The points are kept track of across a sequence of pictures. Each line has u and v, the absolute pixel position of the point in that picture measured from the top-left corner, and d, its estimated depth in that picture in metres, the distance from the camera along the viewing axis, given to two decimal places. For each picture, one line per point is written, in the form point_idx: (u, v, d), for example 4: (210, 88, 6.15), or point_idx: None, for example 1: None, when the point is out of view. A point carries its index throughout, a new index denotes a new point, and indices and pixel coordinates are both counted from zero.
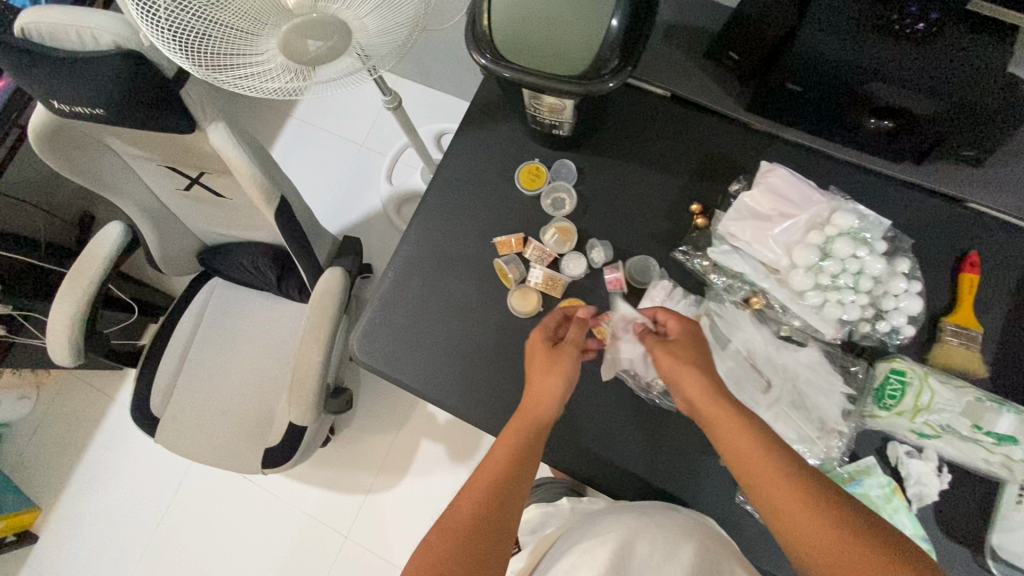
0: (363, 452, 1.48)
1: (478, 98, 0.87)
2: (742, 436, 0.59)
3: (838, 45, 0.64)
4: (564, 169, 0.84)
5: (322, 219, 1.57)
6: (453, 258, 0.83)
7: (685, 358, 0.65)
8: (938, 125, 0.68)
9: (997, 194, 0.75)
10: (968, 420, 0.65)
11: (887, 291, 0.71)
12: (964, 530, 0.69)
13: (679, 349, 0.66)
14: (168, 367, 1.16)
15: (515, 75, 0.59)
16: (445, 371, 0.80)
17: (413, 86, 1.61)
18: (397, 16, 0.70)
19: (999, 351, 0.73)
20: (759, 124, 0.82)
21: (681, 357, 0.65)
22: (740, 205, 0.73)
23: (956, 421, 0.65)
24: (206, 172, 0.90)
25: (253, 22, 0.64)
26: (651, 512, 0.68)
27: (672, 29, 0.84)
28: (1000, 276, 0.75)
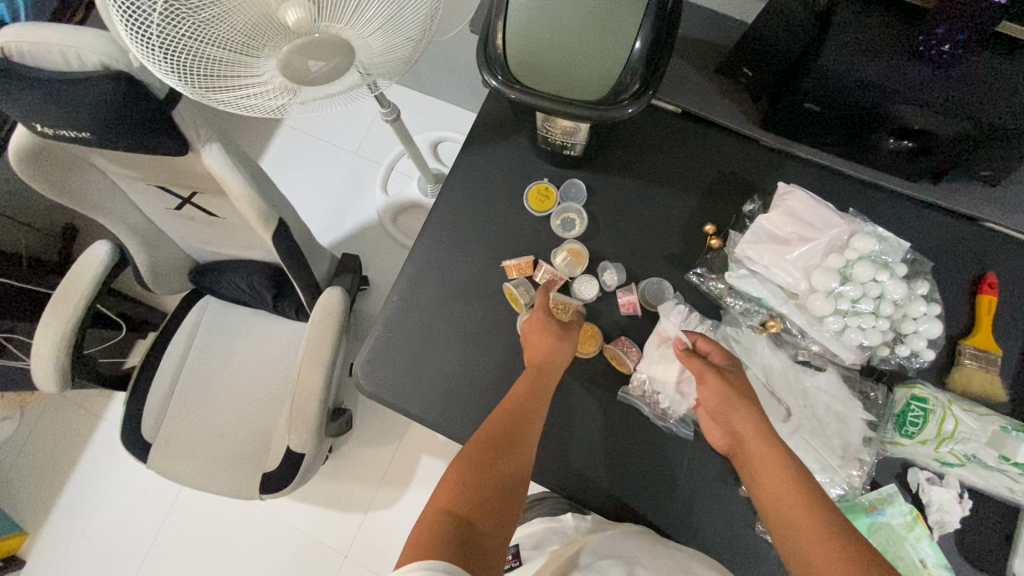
0: (362, 469, 1.45)
1: (483, 116, 0.84)
2: (776, 464, 0.59)
3: (862, 66, 0.63)
4: (574, 190, 0.81)
5: (317, 231, 1.54)
6: (460, 281, 0.80)
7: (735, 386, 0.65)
8: (962, 147, 0.67)
9: (1014, 214, 0.74)
10: (995, 451, 0.63)
11: (907, 315, 0.69)
12: (988, 559, 0.68)
13: (732, 381, 0.66)
14: (158, 390, 1.11)
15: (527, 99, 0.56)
16: (453, 399, 0.78)
17: (409, 94, 1.57)
18: (402, 34, 0.67)
19: (1019, 373, 0.72)
20: (772, 142, 0.80)
21: (731, 387, 0.65)
22: (757, 228, 0.71)
23: (982, 451, 0.64)
24: (200, 192, 0.86)
25: (247, 43, 0.60)
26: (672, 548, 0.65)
27: (683, 44, 0.82)
28: (1017, 297, 0.74)
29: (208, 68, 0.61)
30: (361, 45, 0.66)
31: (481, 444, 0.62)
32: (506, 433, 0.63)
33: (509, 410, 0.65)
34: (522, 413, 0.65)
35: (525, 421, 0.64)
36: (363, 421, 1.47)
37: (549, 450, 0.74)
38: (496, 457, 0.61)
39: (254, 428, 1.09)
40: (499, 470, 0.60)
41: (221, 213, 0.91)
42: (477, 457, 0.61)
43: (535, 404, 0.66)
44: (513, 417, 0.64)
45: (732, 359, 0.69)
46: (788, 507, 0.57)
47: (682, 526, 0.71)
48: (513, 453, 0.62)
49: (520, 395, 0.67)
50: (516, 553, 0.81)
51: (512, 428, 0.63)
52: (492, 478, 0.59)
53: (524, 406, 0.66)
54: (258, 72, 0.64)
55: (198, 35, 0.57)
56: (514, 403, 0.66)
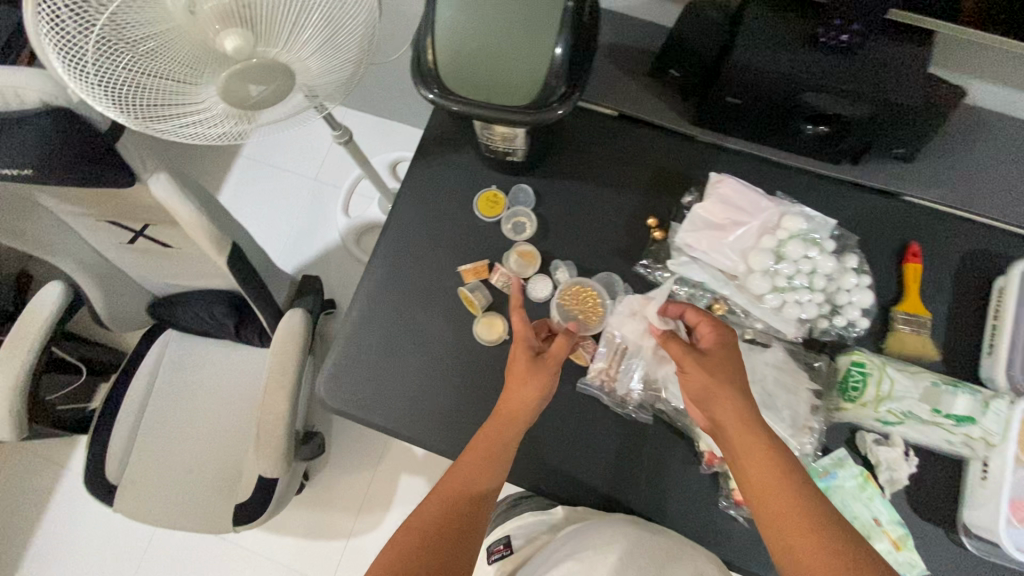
0: (342, 494, 1.43)
1: (429, 130, 0.87)
2: (761, 458, 0.60)
3: (773, 59, 0.67)
4: (522, 195, 0.84)
5: (280, 259, 1.53)
6: (418, 291, 0.82)
7: (720, 369, 0.64)
8: (869, 129, 0.73)
9: (927, 187, 0.80)
10: (927, 405, 0.67)
11: (840, 287, 0.74)
12: (936, 510, 0.72)
13: (718, 362, 0.64)
14: (122, 429, 1.08)
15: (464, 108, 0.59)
16: (420, 407, 0.79)
17: (363, 118, 1.60)
18: (339, 55, 0.70)
19: (948, 333, 0.77)
20: (704, 136, 0.85)
21: (715, 370, 0.64)
22: (694, 217, 0.75)
23: (917, 407, 0.67)
24: (152, 224, 0.87)
25: (189, 69, 0.62)
26: (641, 528, 0.68)
27: (614, 50, 0.86)
28: (940, 262, 0.79)
29: (154, 97, 0.63)
30: (302, 67, 0.68)
31: (447, 487, 0.66)
32: (469, 476, 0.66)
33: (476, 447, 0.67)
34: (477, 464, 0.66)
35: (492, 459, 0.66)
36: (339, 446, 1.46)
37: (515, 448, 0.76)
38: (460, 500, 0.65)
39: (224, 459, 1.08)
40: (461, 511, 0.65)
41: (175, 244, 0.91)
42: (441, 500, 0.65)
43: (503, 437, 0.67)
44: (479, 455, 0.66)
45: (722, 335, 0.66)
46: (768, 496, 0.59)
47: (649, 507, 0.73)
48: (476, 492, 0.65)
49: (487, 436, 0.67)
50: (507, 543, 0.81)
51: (476, 471, 0.66)
52: (454, 520, 0.65)
53: (480, 450, 0.67)
54: (206, 100, 0.67)
55: (140, 65, 0.59)
56: (482, 441, 0.67)
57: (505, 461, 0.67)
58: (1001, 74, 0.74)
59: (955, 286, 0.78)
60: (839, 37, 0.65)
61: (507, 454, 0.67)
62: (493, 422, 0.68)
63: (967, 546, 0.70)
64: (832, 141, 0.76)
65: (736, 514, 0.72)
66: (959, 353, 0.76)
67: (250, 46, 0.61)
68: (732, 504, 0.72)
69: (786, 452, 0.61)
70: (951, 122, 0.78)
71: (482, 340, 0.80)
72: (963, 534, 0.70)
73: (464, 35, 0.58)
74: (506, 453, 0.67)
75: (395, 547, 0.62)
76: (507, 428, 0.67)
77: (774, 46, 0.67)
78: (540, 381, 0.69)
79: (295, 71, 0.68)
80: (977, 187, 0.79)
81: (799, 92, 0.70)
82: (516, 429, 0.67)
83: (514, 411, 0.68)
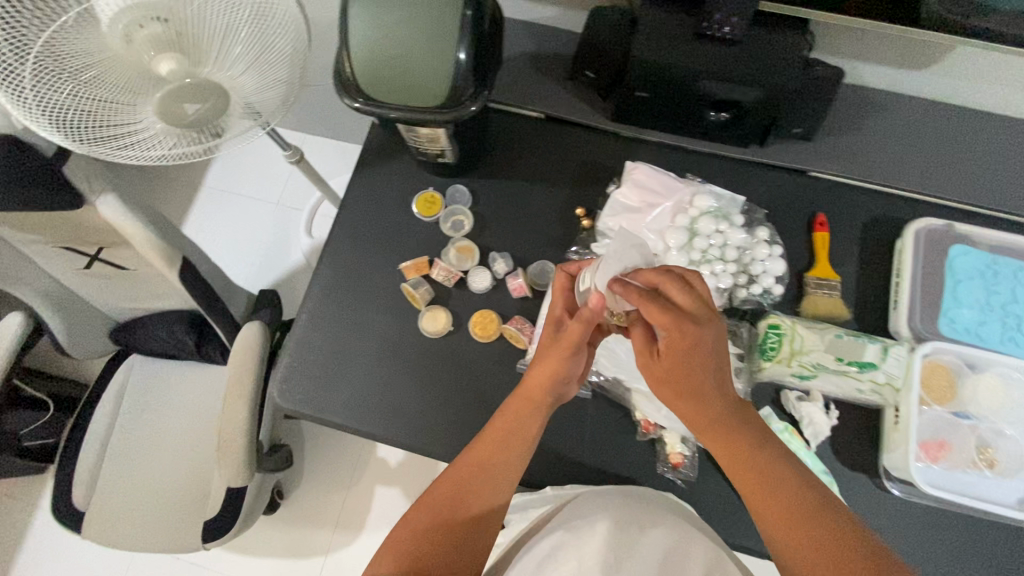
0: (318, 510, 1.43)
1: (368, 140, 0.92)
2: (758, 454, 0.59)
3: (667, 54, 0.74)
4: (459, 194, 0.90)
5: (245, 282, 1.56)
6: (365, 292, 0.86)
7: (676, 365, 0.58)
8: (768, 111, 0.79)
9: (830, 163, 0.86)
10: (832, 355, 0.74)
11: (754, 258, 0.80)
12: (859, 459, 0.77)
13: (676, 356, 0.58)
14: (88, 455, 1.09)
15: (390, 114, 0.65)
16: (373, 402, 0.82)
17: (321, 141, 1.64)
18: (272, 73, 0.74)
19: (859, 294, 0.83)
20: (624, 130, 0.90)
21: (668, 366, 0.59)
22: (614, 203, 0.81)
23: (824, 358, 0.74)
24: (106, 246, 0.90)
25: (129, 92, 0.69)
26: (606, 498, 0.69)
27: (537, 57, 0.92)
28: (847, 230, 0.85)
29: (95, 119, 0.68)
30: (236, 87, 0.73)
31: (462, 468, 0.64)
32: (489, 458, 0.65)
33: (497, 429, 0.66)
34: (494, 447, 0.65)
35: (511, 443, 0.65)
36: (313, 462, 1.46)
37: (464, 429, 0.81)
38: (477, 482, 0.63)
39: (190, 478, 1.09)
40: (476, 493, 0.63)
41: (131, 265, 0.94)
42: (455, 480, 0.64)
43: (524, 421, 0.66)
44: (499, 438, 0.66)
45: (679, 330, 0.56)
46: (750, 474, 0.59)
47: (592, 476, 0.78)
48: (493, 475, 0.64)
49: (502, 425, 0.66)
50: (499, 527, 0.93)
51: (496, 453, 0.65)
52: (468, 502, 0.62)
53: (502, 434, 0.66)
54: (145, 120, 0.71)
55: (83, 92, 0.67)
56: (504, 422, 0.67)
57: (525, 445, 0.66)
58: (883, 55, 0.80)
59: (862, 251, 0.84)
60: (722, 30, 0.70)
61: (528, 438, 0.66)
62: (510, 413, 0.67)
63: (890, 489, 0.75)
64: (736, 124, 0.83)
65: (673, 476, 0.77)
66: (868, 311, 0.82)
67: (185, 69, 0.70)
68: (669, 468, 0.77)
69: (769, 438, 0.60)
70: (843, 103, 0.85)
71: (427, 333, 0.83)
72: (885, 478, 0.75)
73: (376, 49, 0.64)
74: (528, 436, 0.66)
75: (408, 530, 0.60)
76: (531, 411, 0.67)
77: (667, 43, 0.74)
78: (563, 360, 0.66)
79: (229, 90, 0.73)
80: (876, 159, 0.85)
81: (696, 81, 0.76)
82: (538, 413, 0.67)
83: (535, 392, 0.67)
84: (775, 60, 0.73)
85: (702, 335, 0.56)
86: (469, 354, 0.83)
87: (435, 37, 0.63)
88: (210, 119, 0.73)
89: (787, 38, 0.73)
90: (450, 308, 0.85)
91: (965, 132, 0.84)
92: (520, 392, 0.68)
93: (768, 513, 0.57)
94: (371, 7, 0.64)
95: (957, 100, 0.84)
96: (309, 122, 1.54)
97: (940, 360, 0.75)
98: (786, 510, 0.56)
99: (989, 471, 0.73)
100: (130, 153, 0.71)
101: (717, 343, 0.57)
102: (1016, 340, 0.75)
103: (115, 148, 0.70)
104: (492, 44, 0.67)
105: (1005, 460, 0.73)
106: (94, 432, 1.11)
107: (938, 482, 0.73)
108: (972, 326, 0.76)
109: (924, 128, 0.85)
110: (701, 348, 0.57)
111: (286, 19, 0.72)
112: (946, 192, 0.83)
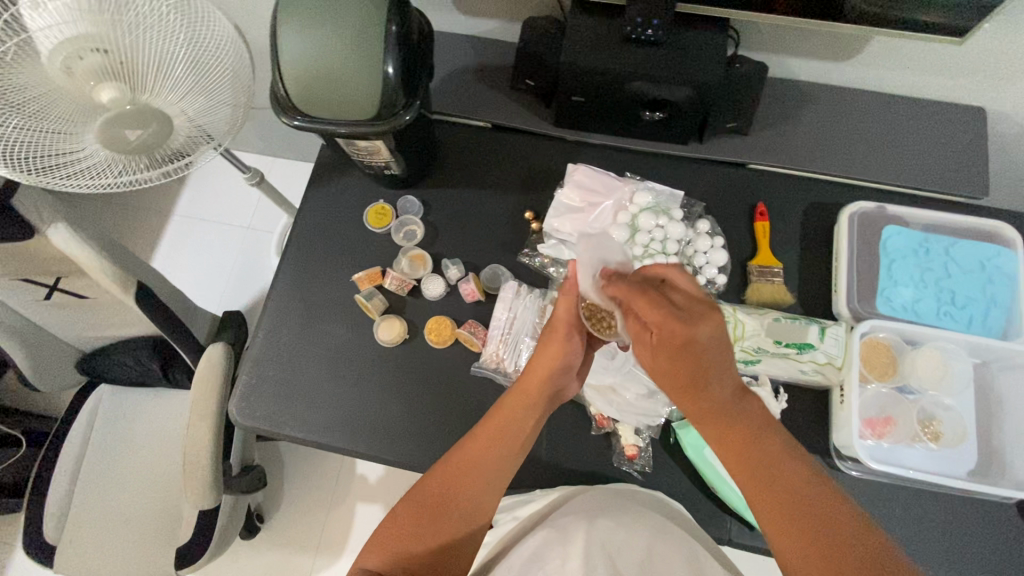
0: (299, 532, 1.42)
1: (319, 158, 0.94)
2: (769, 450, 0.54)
3: (597, 59, 0.76)
4: (409, 205, 0.92)
5: (218, 307, 1.56)
6: (322, 306, 0.88)
7: (675, 363, 0.54)
8: (699, 109, 0.81)
9: (769, 154, 0.88)
10: (771, 338, 0.76)
11: (696, 249, 0.84)
12: (812, 440, 0.78)
13: (676, 356, 0.54)
14: (58, 489, 1.08)
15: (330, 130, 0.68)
16: (331, 414, 0.83)
17: (287, 163, 1.65)
18: (214, 94, 0.76)
19: (801, 280, 0.85)
20: (567, 134, 0.93)
21: (666, 364, 0.55)
22: (558, 204, 0.85)
23: (763, 342, 0.77)
24: (62, 276, 0.91)
25: (68, 120, 0.71)
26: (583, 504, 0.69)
27: (480, 67, 0.94)
28: (789, 218, 0.88)
29: (44, 151, 0.69)
30: (177, 110, 0.75)
31: (453, 463, 0.61)
32: (482, 453, 0.61)
33: (490, 424, 0.63)
34: (493, 438, 0.62)
35: (505, 438, 0.62)
36: (292, 484, 1.45)
37: (425, 435, 0.81)
38: (468, 477, 0.59)
39: (163, 505, 1.09)
40: (466, 491, 0.59)
41: (90, 294, 0.95)
42: (444, 476, 0.60)
43: (521, 416, 0.64)
44: (493, 433, 0.63)
45: (673, 324, 0.53)
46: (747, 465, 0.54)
47: (551, 474, 0.79)
48: (486, 472, 0.60)
49: (501, 417, 0.64)
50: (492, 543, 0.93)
51: (489, 448, 0.62)
52: (457, 499, 0.58)
53: (503, 424, 0.63)
54: (92, 149, 0.72)
55: (29, 125, 0.67)
56: (499, 417, 0.64)
57: (519, 442, 0.63)
58: (809, 48, 0.83)
59: (803, 237, 0.87)
60: (645, 33, 0.73)
61: (522, 435, 0.64)
62: (510, 404, 0.65)
63: (842, 469, 0.76)
64: (672, 124, 0.85)
65: (630, 469, 0.78)
66: (811, 295, 0.84)
67: (127, 98, 0.72)
68: (625, 462, 0.78)
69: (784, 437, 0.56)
70: (775, 95, 0.88)
71: (382, 342, 0.84)
72: (837, 458, 0.76)
73: (306, 67, 0.66)
74: (522, 434, 0.63)
75: (393, 526, 0.56)
76: (526, 404, 0.65)
77: (595, 48, 0.76)
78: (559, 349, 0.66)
79: (170, 114, 0.75)
80: (813, 147, 0.87)
81: (627, 84, 0.78)
82: (535, 410, 0.65)
83: (531, 386, 0.65)
84: (700, 59, 0.75)
85: (700, 332, 0.52)
86: (425, 361, 0.84)
87: (361, 51, 0.65)
88: (157, 143, 0.74)
89: (708, 38, 0.76)
90: (405, 317, 0.86)
91: (894, 117, 0.86)
92: (517, 387, 0.66)
93: (768, 509, 0.52)
94: (296, 26, 0.65)
95: (885, 87, 0.87)
96: (274, 145, 1.56)
97: (879, 338, 0.77)
98: (794, 508, 0.51)
99: (934, 444, 0.75)
100: (80, 183, 0.71)
101: (716, 340, 0.53)
102: (951, 314, 0.78)
103: (62, 178, 0.70)
104: (419, 54, 0.70)
105: (949, 432, 0.75)
106: (63, 466, 1.10)
107: (886, 458, 0.75)
108: (909, 303, 0.79)
109: (856, 115, 0.87)
110: (699, 346, 0.53)
111: (223, 41, 0.75)
112: (879, 176, 0.85)
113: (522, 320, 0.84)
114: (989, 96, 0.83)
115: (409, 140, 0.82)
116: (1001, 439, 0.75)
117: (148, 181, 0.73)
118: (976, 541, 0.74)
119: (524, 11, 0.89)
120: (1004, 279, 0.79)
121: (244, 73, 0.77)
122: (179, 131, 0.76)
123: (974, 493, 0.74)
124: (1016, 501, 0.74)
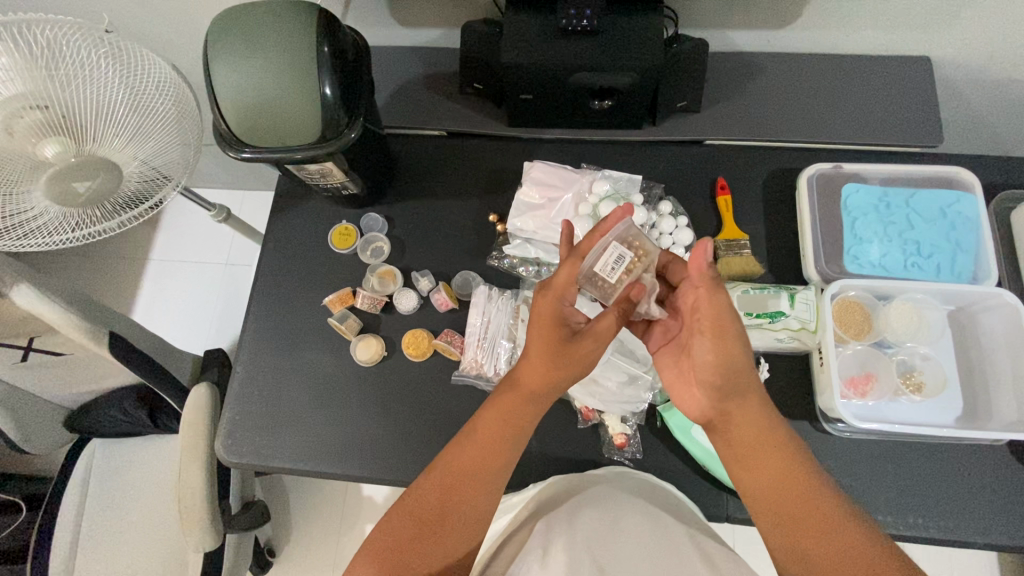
0: (311, 565, 1.41)
1: (279, 188, 0.94)
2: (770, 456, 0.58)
3: (537, 53, 0.74)
4: (373, 222, 0.92)
5: (205, 347, 1.55)
6: (298, 333, 0.88)
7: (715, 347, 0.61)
8: (645, 93, 0.80)
9: (724, 129, 0.87)
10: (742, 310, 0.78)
11: (662, 232, 0.85)
12: (801, 407, 0.78)
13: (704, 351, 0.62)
14: (60, 550, 1.07)
15: (278, 155, 0.67)
16: (320, 441, 0.82)
17: (257, 195, 1.65)
18: (161, 137, 0.75)
19: (768, 248, 0.86)
20: (520, 134, 0.92)
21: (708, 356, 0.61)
22: (518, 204, 0.87)
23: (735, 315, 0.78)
24: (37, 335, 0.92)
25: (13, 181, 0.69)
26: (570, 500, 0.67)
27: (428, 76, 0.94)
28: (749, 190, 0.88)
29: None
30: (125, 157, 0.75)
31: (452, 466, 0.58)
32: (471, 472, 0.58)
33: (487, 427, 0.59)
34: (502, 432, 0.59)
35: (503, 436, 0.59)
36: (299, 517, 1.44)
37: (414, 445, 0.81)
38: (472, 485, 0.58)
39: (166, 549, 1.08)
40: (468, 495, 0.57)
41: (64, 350, 0.94)
42: (447, 477, 0.58)
43: (521, 413, 0.60)
44: (492, 436, 0.59)
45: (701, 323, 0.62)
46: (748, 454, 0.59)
47: (543, 470, 0.79)
48: (491, 469, 0.58)
49: (499, 416, 0.60)
50: None
51: (486, 453, 0.59)
52: (460, 505, 0.57)
53: (509, 420, 0.60)
54: (39, 204, 0.72)
55: None
56: (490, 421, 0.60)
57: (519, 439, 0.60)
58: (748, 20, 0.83)
59: (765, 206, 0.87)
60: (580, 23, 0.72)
61: (524, 425, 0.60)
62: (511, 397, 0.60)
63: (831, 430, 0.76)
64: (623, 111, 0.84)
65: (620, 457, 0.78)
66: (780, 262, 0.85)
67: (70, 150, 0.72)
68: (614, 451, 0.78)
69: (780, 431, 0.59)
70: (721, 70, 0.88)
71: (361, 361, 0.84)
72: (825, 421, 0.76)
73: (245, 100, 0.65)
74: (523, 427, 0.60)
75: (399, 520, 0.57)
76: (525, 402, 0.60)
77: (535, 42, 0.75)
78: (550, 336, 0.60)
79: (118, 161, 0.74)
80: (768, 116, 0.87)
81: (571, 75, 0.77)
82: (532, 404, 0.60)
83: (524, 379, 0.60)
84: (640, 39, 0.73)
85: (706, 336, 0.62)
86: (404, 376, 0.84)
87: (294, 72, 0.65)
88: (107, 193, 0.74)
89: (647, 15, 0.74)
90: (380, 336, 0.85)
91: (842, 80, 0.87)
92: (509, 384, 0.61)
93: (761, 487, 0.57)
94: (226, 60, 0.66)
95: (828, 51, 0.88)
96: (241, 178, 1.56)
97: (850, 297, 0.78)
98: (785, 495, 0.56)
99: (918, 395, 0.75)
100: (38, 240, 0.72)
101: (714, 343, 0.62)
102: (918, 265, 0.79)
103: (21, 238, 0.71)
104: (354, 69, 0.70)
105: (930, 381, 0.76)
106: (62, 525, 1.09)
107: (871, 415, 0.75)
108: (876, 259, 0.80)
109: (807, 79, 0.87)
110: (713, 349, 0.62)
111: (162, 83, 0.73)
112: (834, 137, 0.86)
113: (496, 322, 0.84)
114: (930, 45, 0.83)
115: (364, 158, 0.82)
116: (983, 382, 0.75)
117: (112, 229, 0.74)
118: (976, 485, 0.73)
119: (464, 15, 0.88)
120: (967, 223, 0.79)
121: (188, 113, 0.76)
122: (131, 176, 0.76)
123: (963, 439, 0.74)
124: (1005, 441, 0.74)
